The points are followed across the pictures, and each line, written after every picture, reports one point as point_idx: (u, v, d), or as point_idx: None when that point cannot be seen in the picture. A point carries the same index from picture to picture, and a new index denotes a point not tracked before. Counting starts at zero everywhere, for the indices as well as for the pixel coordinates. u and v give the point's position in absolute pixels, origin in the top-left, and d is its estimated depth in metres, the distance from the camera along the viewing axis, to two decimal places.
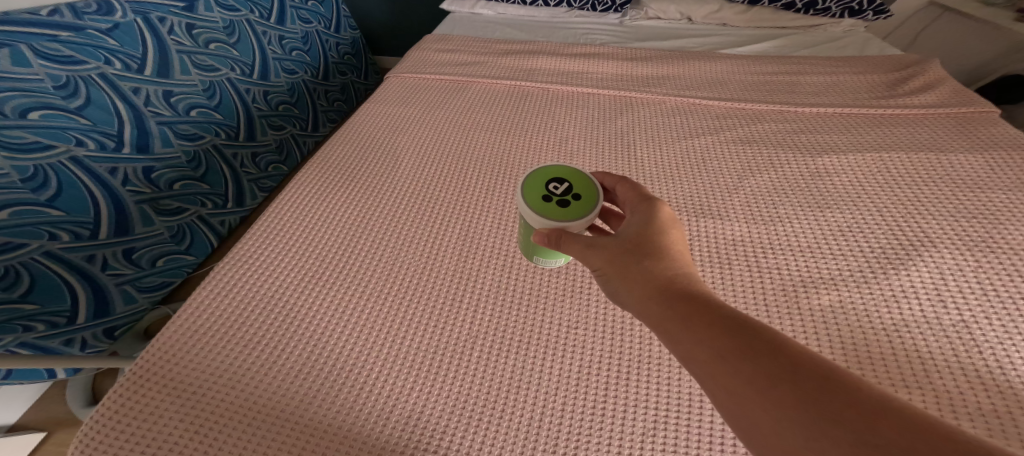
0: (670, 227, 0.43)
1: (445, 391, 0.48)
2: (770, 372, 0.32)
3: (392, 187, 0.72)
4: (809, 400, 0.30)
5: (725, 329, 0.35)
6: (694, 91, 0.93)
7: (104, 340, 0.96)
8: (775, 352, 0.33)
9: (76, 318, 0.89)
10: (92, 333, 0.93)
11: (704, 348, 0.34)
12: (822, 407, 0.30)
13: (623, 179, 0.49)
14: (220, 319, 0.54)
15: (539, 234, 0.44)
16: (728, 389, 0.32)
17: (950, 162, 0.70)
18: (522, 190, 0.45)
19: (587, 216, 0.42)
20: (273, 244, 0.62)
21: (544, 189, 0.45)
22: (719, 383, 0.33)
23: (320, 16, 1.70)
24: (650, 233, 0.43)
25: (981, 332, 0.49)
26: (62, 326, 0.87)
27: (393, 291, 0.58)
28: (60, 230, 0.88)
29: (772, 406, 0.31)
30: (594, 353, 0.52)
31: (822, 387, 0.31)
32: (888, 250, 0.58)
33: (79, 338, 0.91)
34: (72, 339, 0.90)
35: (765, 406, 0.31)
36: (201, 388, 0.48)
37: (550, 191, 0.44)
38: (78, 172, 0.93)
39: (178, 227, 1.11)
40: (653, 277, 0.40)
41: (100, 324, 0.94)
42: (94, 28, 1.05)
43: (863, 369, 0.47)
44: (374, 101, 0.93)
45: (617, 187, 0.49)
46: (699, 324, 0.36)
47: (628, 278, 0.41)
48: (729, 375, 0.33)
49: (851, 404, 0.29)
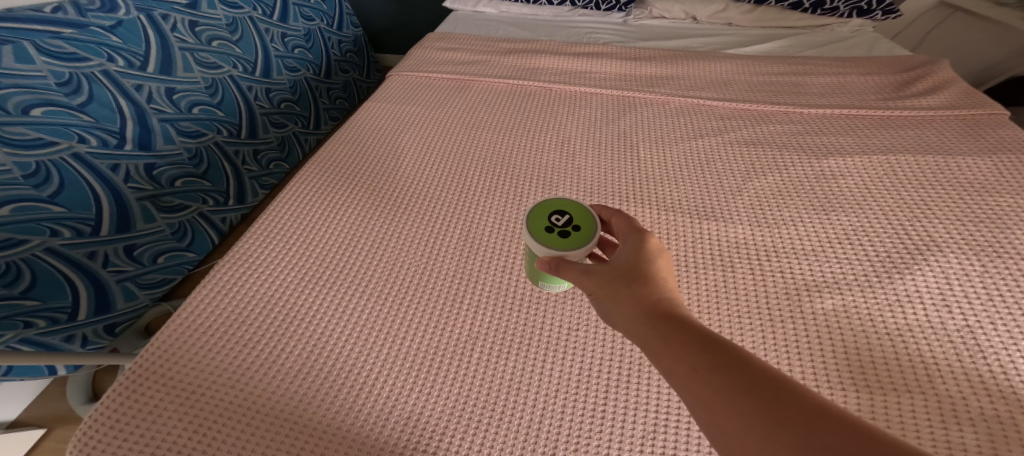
0: (659, 254, 0.42)
1: (444, 392, 0.48)
2: (743, 384, 0.32)
3: (392, 187, 0.72)
4: (776, 410, 0.30)
5: (700, 344, 0.34)
6: (698, 92, 0.93)
7: (105, 337, 0.95)
8: (747, 368, 0.32)
9: (76, 315, 0.89)
10: (93, 330, 0.93)
11: (678, 362, 0.34)
12: (787, 416, 0.29)
13: (618, 212, 0.47)
14: (219, 318, 0.53)
15: (539, 262, 0.43)
16: (704, 401, 0.32)
17: (958, 165, 0.69)
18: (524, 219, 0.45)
19: (587, 244, 0.42)
20: (272, 243, 0.62)
21: (545, 219, 0.44)
22: (697, 397, 0.32)
23: (322, 14, 1.70)
24: (635, 255, 0.42)
25: (986, 337, 0.48)
26: (62, 323, 0.87)
27: (393, 291, 0.57)
28: (62, 226, 0.88)
29: (739, 417, 0.30)
30: (595, 356, 0.51)
31: (787, 398, 0.30)
32: (893, 254, 0.57)
33: (79, 334, 0.90)
34: (73, 335, 0.89)
35: (732, 416, 0.30)
36: (199, 388, 0.47)
37: (551, 222, 0.44)
38: (79, 169, 0.93)
39: (179, 224, 1.11)
40: (636, 295, 0.39)
41: (101, 321, 0.94)
42: (97, 25, 1.06)
43: (865, 376, 0.46)
44: (375, 100, 0.92)
45: (612, 220, 0.47)
46: (678, 339, 0.35)
47: (616, 298, 0.39)
48: (699, 385, 0.32)
49: (814, 415, 0.29)
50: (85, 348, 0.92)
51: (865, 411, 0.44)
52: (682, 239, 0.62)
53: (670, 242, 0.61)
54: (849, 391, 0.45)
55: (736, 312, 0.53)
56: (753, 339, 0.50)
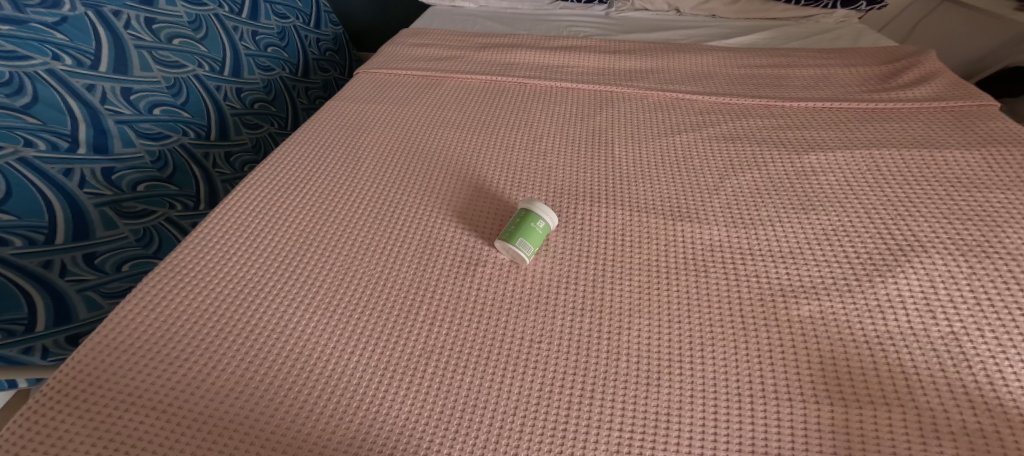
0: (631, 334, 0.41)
1: (393, 411, 0.43)
2: None
3: (350, 189, 0.67)
4: None
5: None
6: (678, 85, 0.89)
7: (68, 347, 0.72)
8: None
9: (34, 326, 0.72)
10: (53, 340, 0.72)
11: None
12: None
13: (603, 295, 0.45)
14: (145, 333, 0.49)
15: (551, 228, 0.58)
16: None
17: (945, 159, 0.66)
18: (535, 213, 0.57)
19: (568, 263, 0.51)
20: (211, 250, 0.57)
21: (536, 219, 0.56)
22: None
23: (297, 11, 1.66)
24: None
25: (973, 344, 0.44)
26: (20, 335, 0.70)
27: (342, 299, 0.52)
28: (12, 235, 0.80)
29: None
30: (559, 369, 0.46)
31: None
32: (876, 255, 0.54)
33: (40, 346, 0.70)
34: (34, 347, 0.70)
35: None
36: (118, 409, 0.42)
37: (538, 224, 0.56)
38: (27, 173, 0.87)
39: (145, 229, 0.97)
40: None
41: (60, 332, 0.74)
42: (38, 22, 1.01)
43: (841, 387, 0.43)
44: (340, 98, 0.88)
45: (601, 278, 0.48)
46: None
47: None
48: None
49: None
50: (46, 360, 0.69)
51: (838, 426, 0.40)
52: (655, 243, 0.58)
53: (640, 246, 0.58)
54: (823, 405, 0.41)
55: (709, 320, 0.49)
56: (724, 350, 0.46)
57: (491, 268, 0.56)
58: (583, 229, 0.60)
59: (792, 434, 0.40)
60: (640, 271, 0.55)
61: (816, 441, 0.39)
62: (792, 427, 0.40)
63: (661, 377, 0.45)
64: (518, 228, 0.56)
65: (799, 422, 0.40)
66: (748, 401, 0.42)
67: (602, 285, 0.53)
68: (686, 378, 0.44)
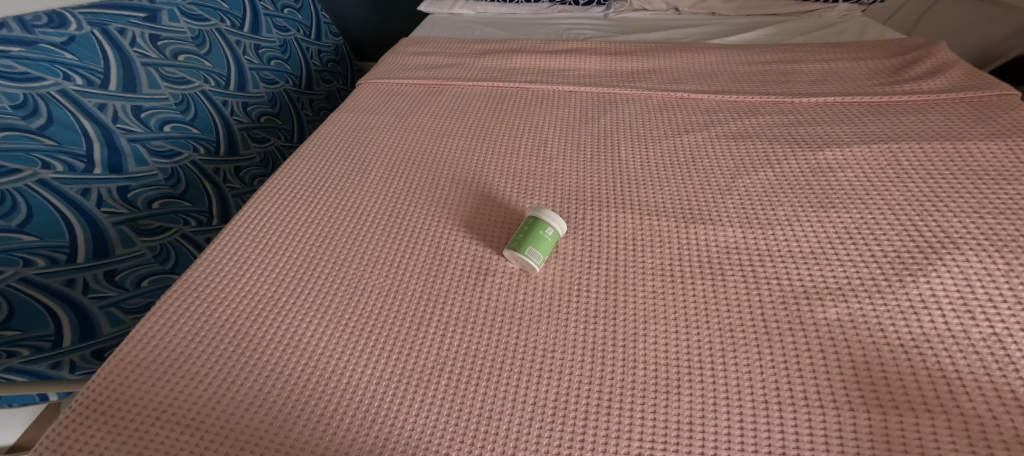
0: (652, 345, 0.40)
1: (410, 423, 0.43)
2: None
3: (363, 201, 0.67)
4: None
5: None
6: (681, 85, 0.88)
7: (95, 361, 0.73)
8: None
9: (59, 341, 0.73)
10: (80, 355, 0.73)
11: None
12: None
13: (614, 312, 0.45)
14: (165, 348, 0.49)
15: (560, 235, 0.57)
16: None
17: (969, 152, 0.64)
18: (540, 220, 0.56)
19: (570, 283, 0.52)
20: (226, 266, 0.57)
21: (541, 227, 0.55)
22: None
23: (297, 24, 1.67)
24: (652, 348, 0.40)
25: (1016, 346, 0.43)
26: (47, 350, 0.71)
27: (355, 314, 0.52)
28: (36, 255, 0.82)
29: None
30: (578, 378, 0.45)
31: None
32: (903, 253, 0.52)
33: (66, 360, 0.71)
34: (61, 360, 0.70)
35: None
36: (143, 426, 0.42)
37: (545, 231, 0.55)
38: (46, 194, 0.89)
39: (162, 245, 0.97)
40: None
41: (84, 347, 0.74)
42: (48, 42, 1.04)
43: (876, 393, 0.41)
44: (347, 110, 0.88)
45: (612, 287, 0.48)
46: None
47: None
48: None
49: None
50: (75, 374, 0.70)
51: (876, 434, 0.39)
52: (670, 246, 0.57)
53: (653, 250, 0.57)
54: (858, 412, 0.40)
55: (729, 325, 0.48)
56: (748, 356, 0.45)
57: (502, 278, 0.56)
58: (594, 234, 0.60)
59: (826, 440, 0.39)
60: (653, 277, 0.54)
61: (853, 449, 0.38)
62: (826, 434, 0.39)
63: (682, 384, 0.44)
64: (524, 238, 0.55)
65: (832, 429, 0.39)
66: (776, 409, 0.41)
67: (616, 291, 0.53)
68: (707, 384, 0.44)
